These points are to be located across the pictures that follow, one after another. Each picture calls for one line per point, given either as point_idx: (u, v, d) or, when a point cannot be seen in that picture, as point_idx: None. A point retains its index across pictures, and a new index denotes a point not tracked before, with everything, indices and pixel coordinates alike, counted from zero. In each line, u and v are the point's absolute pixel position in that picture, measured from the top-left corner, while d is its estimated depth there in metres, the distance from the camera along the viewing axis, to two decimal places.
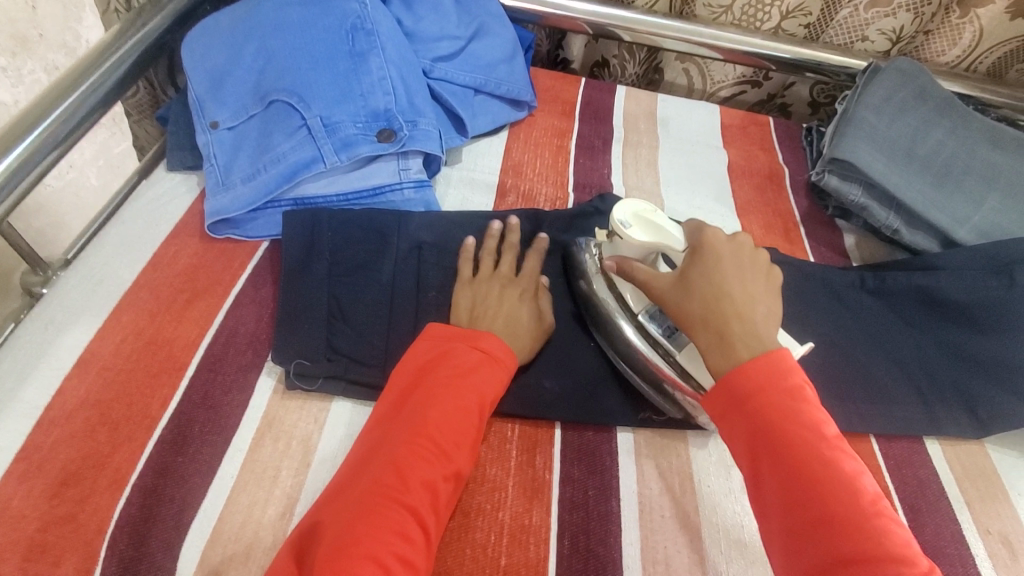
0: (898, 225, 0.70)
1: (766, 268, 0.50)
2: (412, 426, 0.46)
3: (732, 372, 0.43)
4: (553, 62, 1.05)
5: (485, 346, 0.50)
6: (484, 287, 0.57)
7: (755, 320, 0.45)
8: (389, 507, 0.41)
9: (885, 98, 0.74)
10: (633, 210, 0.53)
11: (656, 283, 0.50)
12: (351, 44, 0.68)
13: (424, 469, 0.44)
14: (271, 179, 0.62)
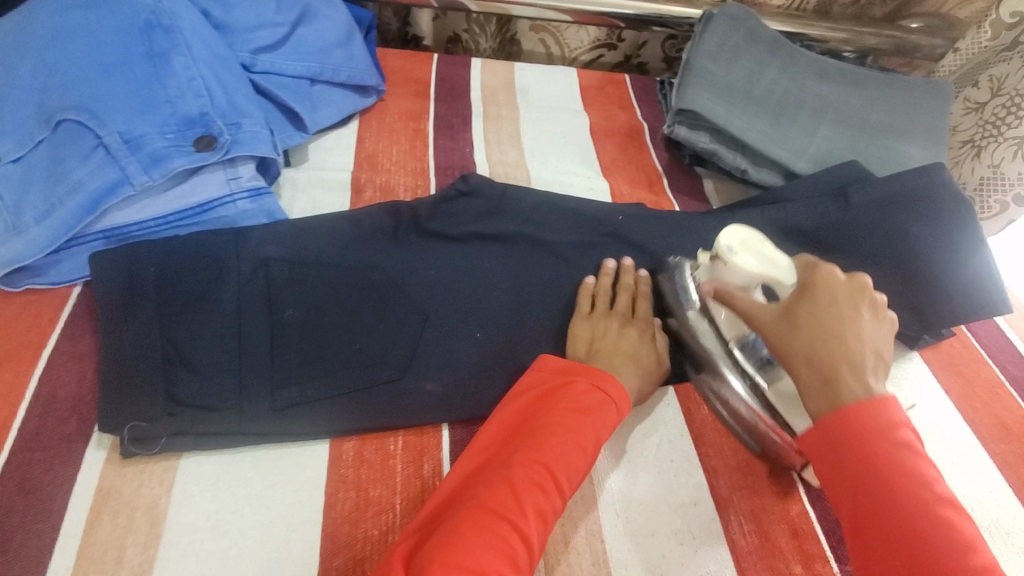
0: (745, 165, 0.73)
1: (885, 312, 0.46)
2: (533, 451, 0.44)
3: (828, 415, 0.41)
4: (404, 40, 0.99)
5: (607, 387, 0.49)
6: (602, 324, 0.57)
7: (868, 367, 0.42)
8: (501, 527, 0.39)
9: (720, 44, 0.76)
10: (740, 237, 0.53)
11: (759, 313, 0.49)
12: (148, 44, 0.59)
13: (539, 497, 0.42)
14: (68, 212, 0.53)
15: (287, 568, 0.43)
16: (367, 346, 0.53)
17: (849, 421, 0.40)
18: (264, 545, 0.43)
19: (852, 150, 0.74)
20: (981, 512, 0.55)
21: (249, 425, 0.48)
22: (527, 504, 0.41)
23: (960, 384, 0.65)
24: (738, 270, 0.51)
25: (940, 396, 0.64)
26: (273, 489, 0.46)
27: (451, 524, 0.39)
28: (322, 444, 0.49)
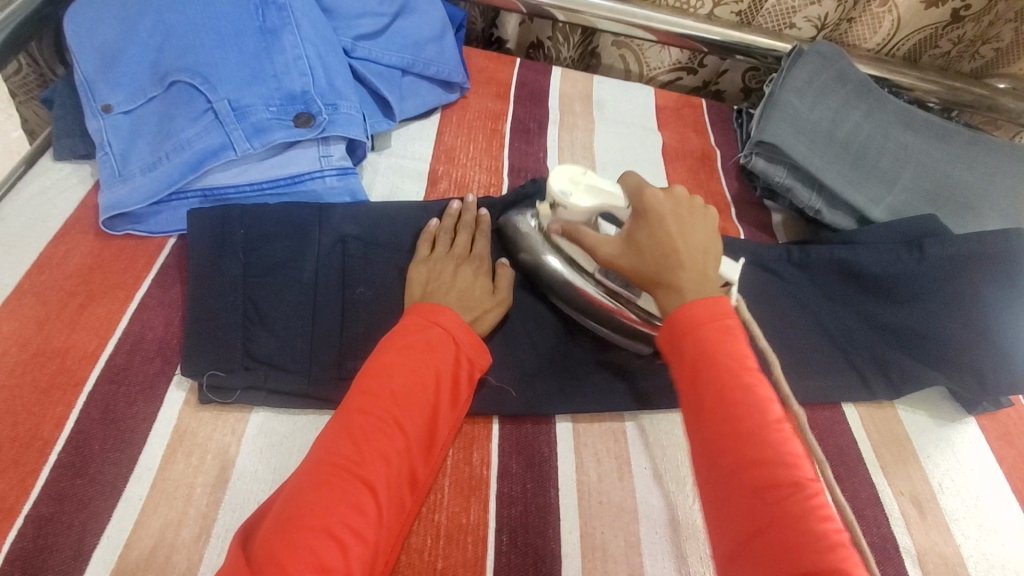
0: (820, 205, 0.72)
1: (702, 213, 0.51)
2: (366, 396, 0.44)
3: (678, 310, 0.44)
4: (487, 42, 1.02)
5: (441, 322, 0.49)
6: (439, 266, 0.56)
7: (695, 273, 0.46)
8: (343, 477, 0.40)
9: (807, 81, 0.76)
10: (568, 175, 0.53)
11: (603, 247, 0.51)
12: (261, 20, 0.62)
13: (380, 442, 0.42)
14: (174, 168, 0.57)
15: None
16: None
17: (685, 312, 0.43)
18: None
19: (931, 203, 0.72)
20: None
21: (316, 390, 0.50)
22: (364, 451, 0.42)
23: (1015, 455, 0.63)
24: (580, 208, 0.52)
25: (993, 464, 0.62)
26: None
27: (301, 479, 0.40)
28: None
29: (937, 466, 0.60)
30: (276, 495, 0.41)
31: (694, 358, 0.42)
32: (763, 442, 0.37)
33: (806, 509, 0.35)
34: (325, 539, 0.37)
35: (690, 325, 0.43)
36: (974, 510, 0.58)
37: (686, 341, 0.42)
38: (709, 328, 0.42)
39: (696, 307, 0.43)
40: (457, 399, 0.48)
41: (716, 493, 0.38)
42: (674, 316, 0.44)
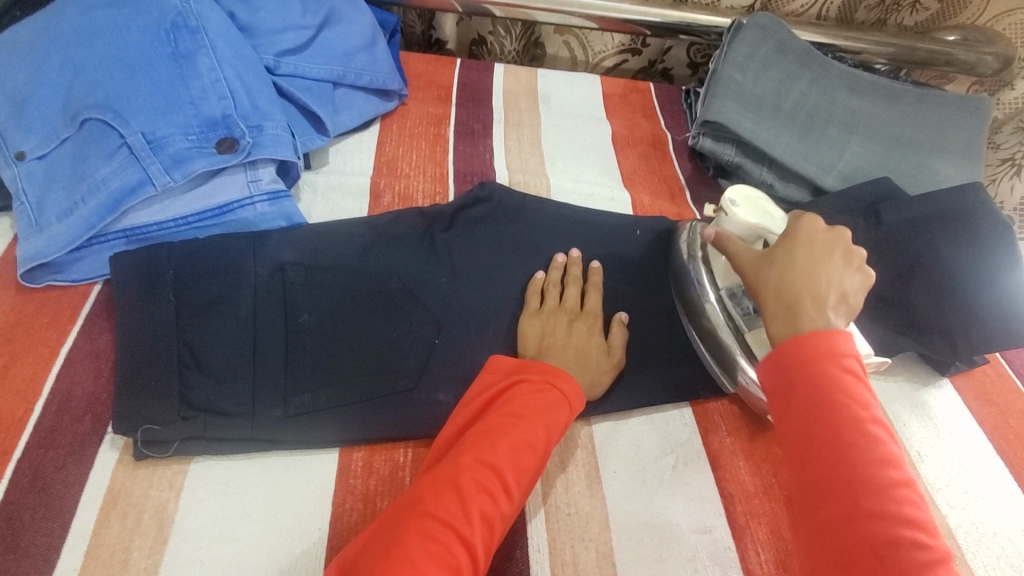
0: (772, 180, 0.71)
1: (861, 264, 0.48)
2: (480, 451, 0.42)
3: (790, 337, 0.43)
4: (427, 44, 0.99)
5: (563, 387, 0.48)
6: (555, 321, 0.56)
7: (829, 300, 0.44)
8: (445, 534, 0.37)
9: (748, 55, 0.74)
10: (744, 194, 0.57)
11: (742, 255, 0.51)
12: (173, 45, 0.60)
13: (484, 501, 0.40)
14: (91, 211, 0.54)
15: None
16: (381, 356, 0.53)
17: (805, 344, 0.42)
18: (268, 556, 0.43)
19: (883, 166, 0.71)
20: (1011, 549, 0.52)
21: (260, 432, 0.48)
22: (473, 509, 0.39)
23: (992, 414, 0.62)
24: (739, 223, 0.55)
25: (971, 425, 0.61)
26: (279, 499, 0.46)
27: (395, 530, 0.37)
28: (332, 454, 0.49)
29: (913, 433, 0.60)
30: (353, 546, 0.38)
31: (818, 394, 0.40)
32: (893, 494, 0.37)
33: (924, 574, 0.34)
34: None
35: (805, 358, 0.41)
36: (954, 474, 0.57)
37: (807, 376, 0.41)
38: (835, 368, 0.41)
39: (818, 342, 0.42)
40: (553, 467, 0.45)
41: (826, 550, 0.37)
42: (787, 346, 0.42)
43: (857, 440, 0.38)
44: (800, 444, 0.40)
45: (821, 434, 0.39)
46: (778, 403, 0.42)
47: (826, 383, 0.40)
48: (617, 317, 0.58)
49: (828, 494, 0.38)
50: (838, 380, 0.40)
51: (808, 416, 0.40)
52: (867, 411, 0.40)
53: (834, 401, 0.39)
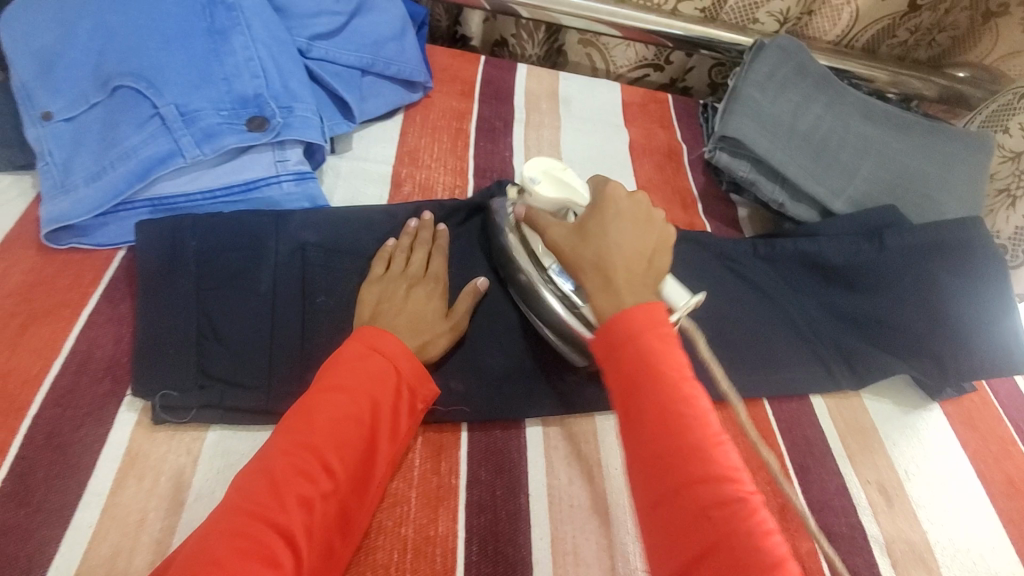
0: (783, 199, 0.73)
1: (659, 222, 0.50)
2: (296, 435, 0.41)
3: (613, 316, 0.43)
4: (452, 39, 1.00)
5: (385, 349, 0.46)
6: (392, 286, 0.54)
7: (639, 272, 0.46)
8: (257, 529, 0.37)
9: (768, 75, 0.77)
10: (544, 168, 0.58)
11: (556, 232, 0.51)
12: (210, 20, 0.60)
13: (302, 485, 0.39)
14: (120, 177, 0.54)
15: None
16: None
17: (628, 317, 0.42)
18: None
19: (891, 194, 0.74)
20: (986, 569, 0.55)
21: (276, 407, 0.48)
22: (288, 497, 0.38)
23: (976, 439, 0.65)
24: (542, 198, 0.56)
25: (954, 447, 0.63)
26: None
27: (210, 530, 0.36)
28: None
29: (902, 453, 0.62)
30: (178, 548, 0.37)
31: (631, 368, 0.41)
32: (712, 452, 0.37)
33: (749, 524, 0.35)
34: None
35: (627, 332, 0.42)
36: (937, 494, 0.59)
37: (630, 349, 0.41)
38: (653, 337, 0.41)
39: (638, 315, 0.42)
40: (396, 432, 0.45)
41: (660, 516, 0.37)
42: (612, 323, 0.42)
43: (682, 408, 0.39)
44: (627, 424, 0.41)
45: (648, 403, 0.39)
46: (609, 381, 0.42)
47: (648, 353, 0.41)
48: (472, 285, 0.56)
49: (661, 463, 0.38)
50: (660, 349, 0.41)
51: (640, 388, 0.40)
52: (687, 377, 0.40)
53: (648, 374, 0.40)
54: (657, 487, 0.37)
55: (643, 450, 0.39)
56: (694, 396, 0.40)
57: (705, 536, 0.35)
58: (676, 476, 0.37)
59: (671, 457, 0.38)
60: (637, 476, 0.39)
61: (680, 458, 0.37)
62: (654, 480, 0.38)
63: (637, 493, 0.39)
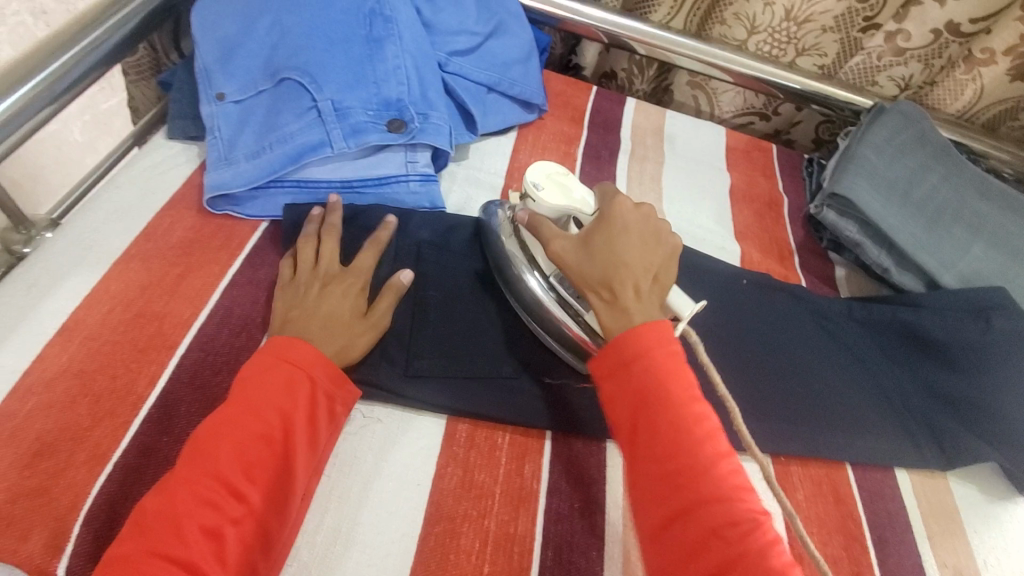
0: (889, 264, 0.72)
1: (665, 236, 0.52)
2: (197, 463, 0.41)
3: (621, 334, 0.46)
4: (565, 66, 1.05)
5: (294, 359, 0.47)
6: (303, 288, 0.54)
7: (642, 287, 0.48)
8: (160, 566, 0.37)
9: (886, 139, 0.77)
10: (546, 172, 0.59)
11: (558, 243, 0.52)
12: (368, 29, 0.67)
13: (203, 514, 0.40)
14: (277, 158, 0.61)
15: (394, 523, 0.46)
16: (489, 340, 0.57)
17: (637, 336, 0.46)
18: (373, 494, 0.48)
19: (1004, 275, 0.71)
20: None
21: (382, 381, 0.52)
22: (190, 528, 0.39)
23: None
24: (546, 203, 0.57)
25: None
26: (390, 448, 0.50)
27: (112, 556, 0.38)
28: (440, 419, 0.53)
29: (984, 543, 0.59)
30: None
31: (638, 390, 0.45)
32: (715, 470, 0.42)
33: (757, 539, 0.39)
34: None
35: (637, 351, 0.45)
36: None
37: (636, 368, 0.45)
38: (655, 357, 0.45)
39: (647, 336, 0.46)
40: (314, 442, 0.46)
41: (668, 531, 0.41)
42: (619, 342, 0.46)
43: (687, 427, 0.43)
44: (635, 441, 0.44)
45: (655, 419, 0.43)
46: (613, 397, 0.46)
47: (654, 374, 0.45)
48: (393, 281, 0.56)
49: (671, 481, 0.42)
50: (665, 369, 0.45)
51: (645, 406, 0.44)
52: (690, 396, 0.44)
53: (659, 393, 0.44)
54: (667, 507, 0.41)
55: (651, 467, 0.43)
56: (703, 416, 0.44)
57: (715, 552, 0.39)
58: (683, 494, 0.41)
59: (680, 474, 0.42)
60: (646, 491, 0.43)
61: (689, 478, 0.41)
62: (664, 498, 0.42)
63: (644, 506, 0.43)
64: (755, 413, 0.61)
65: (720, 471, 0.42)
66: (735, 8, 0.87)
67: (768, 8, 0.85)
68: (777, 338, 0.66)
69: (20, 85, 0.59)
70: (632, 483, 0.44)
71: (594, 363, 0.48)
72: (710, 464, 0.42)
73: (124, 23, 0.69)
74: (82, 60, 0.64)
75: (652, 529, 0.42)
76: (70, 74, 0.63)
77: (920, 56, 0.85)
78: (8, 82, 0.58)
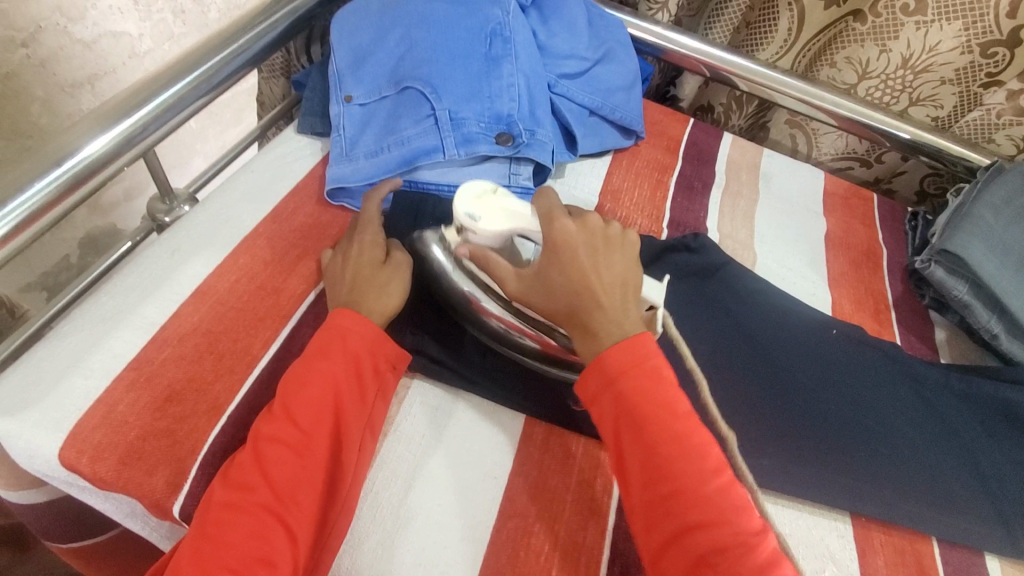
0: (999, 330, 0.68)
1: (616, 241, 0.53)
2: (269, 421, 0.46)
3: (603, 355, 0.47)
4: (661, 96, 1.06)
5: (345, 326, 0.51)
6: (340, 267, 0.56)
7: (612, 306, 0.49)
8: (250, 508, 0.42)
9: (1005, 200, 0.73)
10: (475, 195, 0.53)
11: (510, 282, 0.52)
12: (488, 48, 0.71)
13: (280, 466, 0.44)
14: (393, 160, 0.66)
15: (469, 514, 0.48)
16: None
17: (616, 358, 0.47)
18: (450, 480, 0.50)
19: None
20: None
21: (462, 370, 0.56)
22: (271, 477, 0.44)
23: None
24: (488, 233, 0.52)
25: None
26: (470, 440, 0.53)
27: (208, 500, 0.43)
28: (518, 418, 0.55)
29: None
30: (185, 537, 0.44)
31: (624, 410, 0.46)
32: (707, 490, 0.43)
33: (751, 560, 0.40)
34: (254, 555, 0.41)
35: (616, 371, 0.46)
36: None
37: (618, 388, 0.46)
38: (636, 375, 0.46)
39: (625, 352, 0.47)
40: (367, 398, 0.49)
41: (663, 555, 0.42)
42: (604, 359, 0.47)
43: (674, 445, 0.44)
44: (623, 464, 0.46)
45: (642, 438, 0.45)
46: (600, 418, 0.47)
47: (634, 393, 0.46)
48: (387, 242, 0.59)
49: (666, 504, 0.43)
50: (646, 385, 0.46)
51: (630, 427, 0.45)
52: (676, 412, 0.45)
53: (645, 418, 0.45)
54: (657, 534, 0.42)
55: (637, 487, 0.44)
56: (687, 434, 0.45)
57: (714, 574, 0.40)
58: (678, 516, 0.42)
59: (672, 496, 0.43)
60: (638, 512, 0.44)
61: (678, 501, 0.42)
62: (655, 523, 0.43)
63: (637, 526, 0.44)
64: (840, 467, 0.58)
65: (711, 487, 0.43)
66: (848, 52, 0.86)
67: (883, 55, 0.83)
68: (868, 392, 0.63)
69: (186, 75, 0.67)
70: (629, 505, 0.45)
71: (580, 382, 0.49)
72: (700, 480, 0.43)
73: (274, 26, 0.77)
74: (237, 57, 0.73)
75: (649, 552, 0.43)
76: (224, 69, 0.71)
77: None
78: (176, 72, 0.67)
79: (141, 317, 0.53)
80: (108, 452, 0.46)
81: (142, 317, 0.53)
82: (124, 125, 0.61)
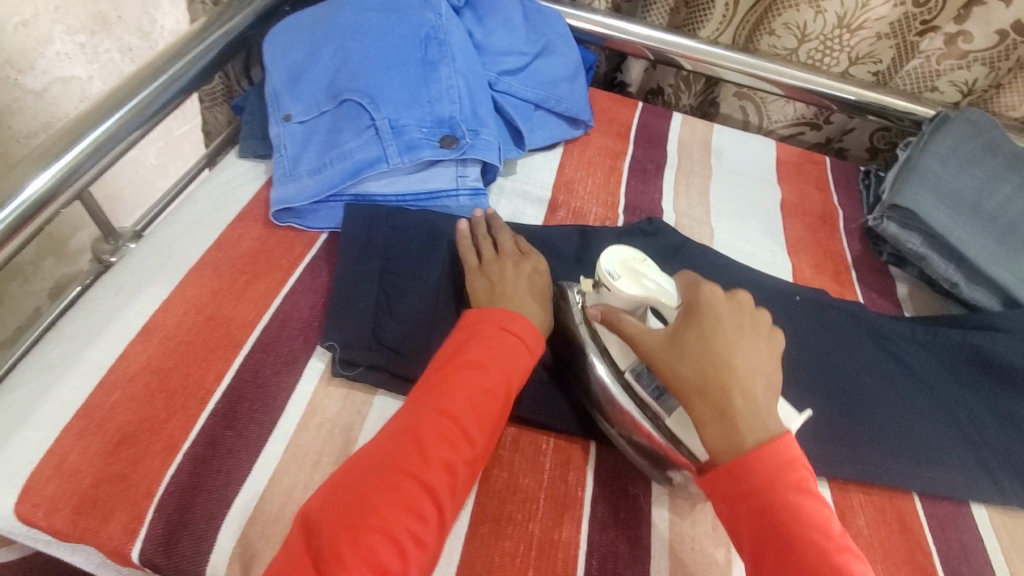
0: (958, 279, 0.69)
1: (764, 330, 0.49)
2: (442, 406, 0.46)
3: (742, 457, 0.42)
4: (610, 84, 1.06)
5: (519, 332, 0.51)
6: (495, 268, 0.58)
7: (756, 397, 0.44)
8: (406, 483, 0.43)
9: (951, 149, 0.73)
10: (623, 259, 0.51)
11: (645, 339, 0.48)
12: (424, 52, 0.71)
13: (446, 450, 0.44)
14: (337, 174, 0.65)
15: None
16: None
17: (756, 460, 0.42)
18: None
19: None
20: None
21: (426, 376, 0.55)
22: (433, 458, 0.44)
23: None
24: (625, 296, 0.50)
25: None
26: None
27: (359, 470, 0.43)
28: None
29: None
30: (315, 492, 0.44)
31: (770, 523, 0.40)
32: None
33: None
34: (405, 531, 0.41)
35: (757, 482, 0.41)
36: None
37: (756, 502, 0.41)
38: (787, 492, 0.41)
39: (768, 455, 0.42)
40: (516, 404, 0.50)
41: None
42: (744, 461, 0.42)
43: (831, 574, 0.38)
44: None
45: (784, 560, 0.39)
46: (736, 528, 0.42)
47: (780, 510, 0.40)
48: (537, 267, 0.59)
49: None
50: (795, 501, 0.41)
51: (773, 542, 0.40)
52: (832, 543, 0.40)
53: (795, 539, 0.39)
54: None
55: None
56: (848, 567, 0.39)
57: None
58: None
59: None
60: None
61: None
62: None
63: None
64: (814, 432, 0.57)
65: None
66: (786, 18, 0.86)
67: (819, 15, 0.84)
68: (836, 354, 0.63)
69: (116, 110, 0.66)
70: None
71: (704, 481, 0.44)
72: None
73: (208, 52, 0.76)
74: (170, 86, 0.71)
75: None
76: (155, 101, 0.70)
77: (984, 58, 0.81)
78: (107, 106, 0.65)
79: (89, 362, 0.52)
80: (63, 503, 0.44)
81: (88, 362, 0.52)
82: (60, 163, 0.59)
